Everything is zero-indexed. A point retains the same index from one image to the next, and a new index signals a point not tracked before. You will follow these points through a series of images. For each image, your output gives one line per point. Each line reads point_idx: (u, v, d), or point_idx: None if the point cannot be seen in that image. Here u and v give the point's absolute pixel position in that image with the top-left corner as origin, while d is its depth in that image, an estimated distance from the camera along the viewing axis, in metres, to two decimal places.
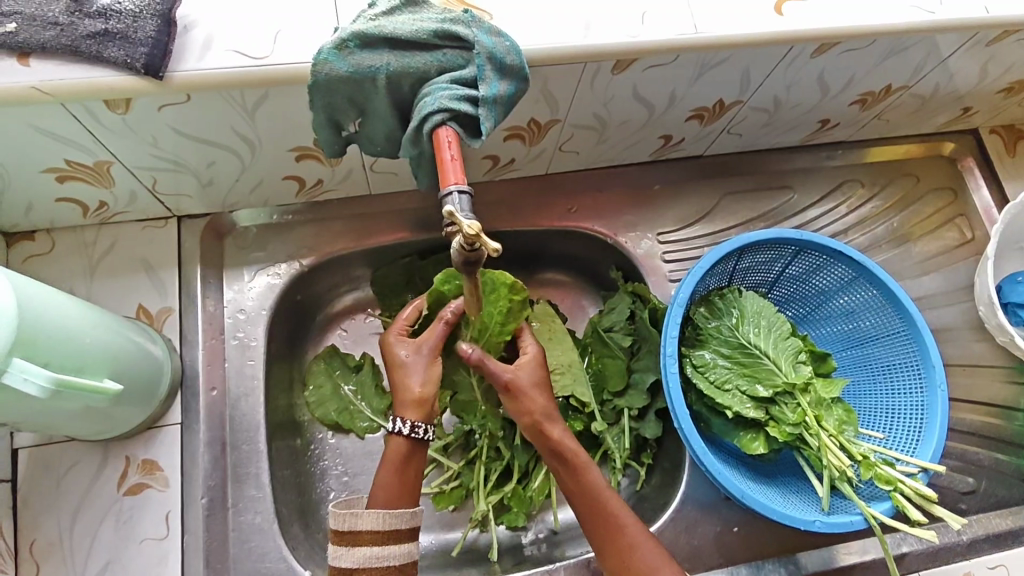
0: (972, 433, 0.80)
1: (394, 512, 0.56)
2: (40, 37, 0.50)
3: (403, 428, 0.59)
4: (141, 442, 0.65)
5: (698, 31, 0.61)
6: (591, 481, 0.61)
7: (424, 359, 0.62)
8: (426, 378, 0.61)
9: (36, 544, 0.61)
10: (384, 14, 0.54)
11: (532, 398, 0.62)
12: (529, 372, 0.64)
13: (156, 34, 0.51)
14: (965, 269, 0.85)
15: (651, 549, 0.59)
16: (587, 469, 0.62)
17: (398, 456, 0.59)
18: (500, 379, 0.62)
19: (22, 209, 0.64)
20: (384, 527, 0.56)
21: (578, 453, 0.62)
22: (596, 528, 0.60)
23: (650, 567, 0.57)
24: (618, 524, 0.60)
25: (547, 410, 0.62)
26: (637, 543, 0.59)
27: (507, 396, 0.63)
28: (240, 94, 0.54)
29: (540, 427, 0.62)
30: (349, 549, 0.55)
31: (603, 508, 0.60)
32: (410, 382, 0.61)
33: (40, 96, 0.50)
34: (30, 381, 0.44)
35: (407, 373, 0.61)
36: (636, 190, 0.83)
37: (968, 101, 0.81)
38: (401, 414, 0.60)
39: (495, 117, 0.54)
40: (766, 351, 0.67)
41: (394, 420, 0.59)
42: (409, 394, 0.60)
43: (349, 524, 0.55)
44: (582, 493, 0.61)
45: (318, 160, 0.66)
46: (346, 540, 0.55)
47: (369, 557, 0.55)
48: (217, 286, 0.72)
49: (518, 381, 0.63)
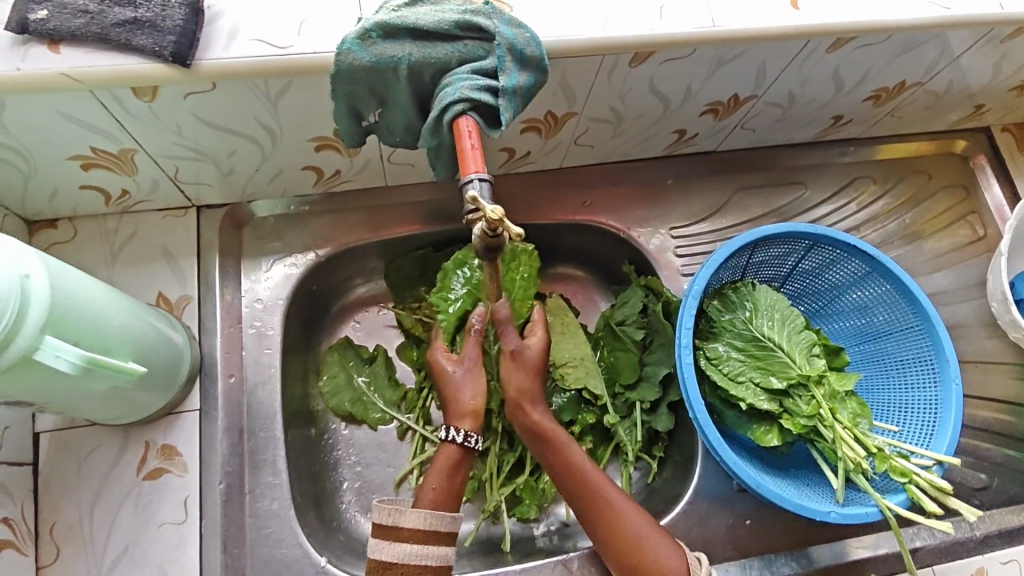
0: (984, 429, 0.80)
1: (437, 514, 0.57)
2: (70, 25, 0.51)
3: (457, 436, 0.61)
4: (161, 427, 0.65)
5: (715, 25, 0.61)
6: (571, 458, 0.62)
7: (471, 372, 0.64)
8: (477, 390, 0.63)
9: (56, 527, 0.62)
10: (406, 5, 0.55)
11: (526, 377, 0.64)
12: (535, 351, 0.66)
13: (184, 23, 0.53)
14: (977, 266, 0.85)
15: (639, 518, 0.61)
16: (566, 446, 0.63)
17: (448, 462, 0.61)
18: (511, 347, 0.65)
19: (47, 196, 0.65)
20: (426, 527, 0.56)
21: (556, 432, 0.63)
22: (579, 503, 0.62)
23: (637, 535, 0.60)
24: (602, 498, 0.61)
25: (533, 390, 0.64)
26: (623, 514, 0.61)
27: (512, 364, 0.64)
28: (264, 83, 0.55)
29: (522, 406, 0.63)
30: (389, 544, 0.56)
31: (586, 483, 0.62)
32: (462, 395, 0.63)
33: (69, 83, 0.51)
34: (62, 358, 0.46)
35: (456, 385, 0.63)
36: (649, 185, 0.83)
37: (980, 98, 0.81)
38: (456, 423, 0.62)
39: (515, 108, 0.54)
40: (780, 344, 0.68)
41: (450, 428, 0.61)
42: (462, 404, 0.62)
43: (393, 520, 0.56)
44: (564, 469, 0.62)
45: (336, 150, 0.67)
46: (388, 535, 0.56)
47: (410, 554, 0.55)
48: (235, 275, 0.72)
49: (523, 355, 0.64)
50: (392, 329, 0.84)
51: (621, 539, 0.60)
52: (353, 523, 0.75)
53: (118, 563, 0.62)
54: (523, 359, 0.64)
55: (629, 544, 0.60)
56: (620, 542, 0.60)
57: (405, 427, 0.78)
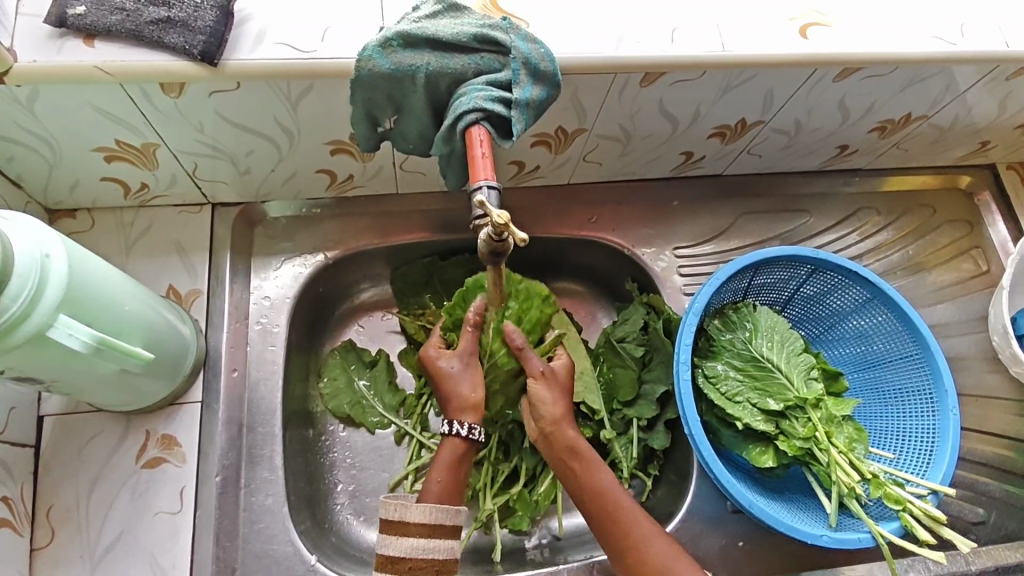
0: (983, 464, 0.79)
1: (442, 508, 0.58)
2: (106, 21, 0.54)
3: (461, 430, 0.62)
4: (162, 417, 0.66)
5: (725, 49, 0.63)
6: (603, 481, 0.62)
7: (468, 367, 0.64)
8: (476, 383, 0.63)
9: (53, 510, 0.63)
10: (427, 17, 0.57)
11: (561, 397, 0.65)
12: (562, 371, 0.67)
13: (215, 23, 0.55)
14: (980, 301, 0.86)
15: (666, 545, 0.60)
16: (597, 470, 0.63)
17: (451, 457, 0.61)
18: (536, 371, 0.65)
19: (68, 185, 0.67)
20: (430, 521, 0.58)
21: (590, 453, 0.64)
22: (606, 528, 0.61)
23: (664, 558, 0.59)
24: (631, 521, 0.61)
25: (568, 410, 0.65)
26: (651, 538, 0.60)
27: (545, 385, 0.65)
28: (287, 85, 0.57)
29: (560, 424, 0.64)
30: (396, 538, 0.57)
31: (616, 505, 0.61)
32: (461, 389, 0.62)
33: (100, 75, 0.53)
34: (74, 336, 0.48)
35: (459, 379, 0.63)
36: (655, 205, 0.85)
37: (985, 135, 0.82)
38: (459, 417, 0.62)
39: (527, 120, 0.55)
40: (779, 365, 0.68)
41: (455, 423, 0.61)
42: (462, 399, 0.62)
43: (399, 514, 0.57)
44: (595, 492, 0.62)
45: (351, 154, 0.69)
46: (395, 530, 0.57)
47: (415, 547, 0.57)
48: (244, 274, 0.74)
49: (555, 374, 0.66)
50: (394, 335, 0.85)
51: (648, 564, 0.59)
52: (346, 525, 0.75)
53: (111, 550, 0.62)
54: (556, 379, 0.66)
55: (657, 570, 0.58)
56: (648, 566, 0.59)
57: (403, 432, 0.79)
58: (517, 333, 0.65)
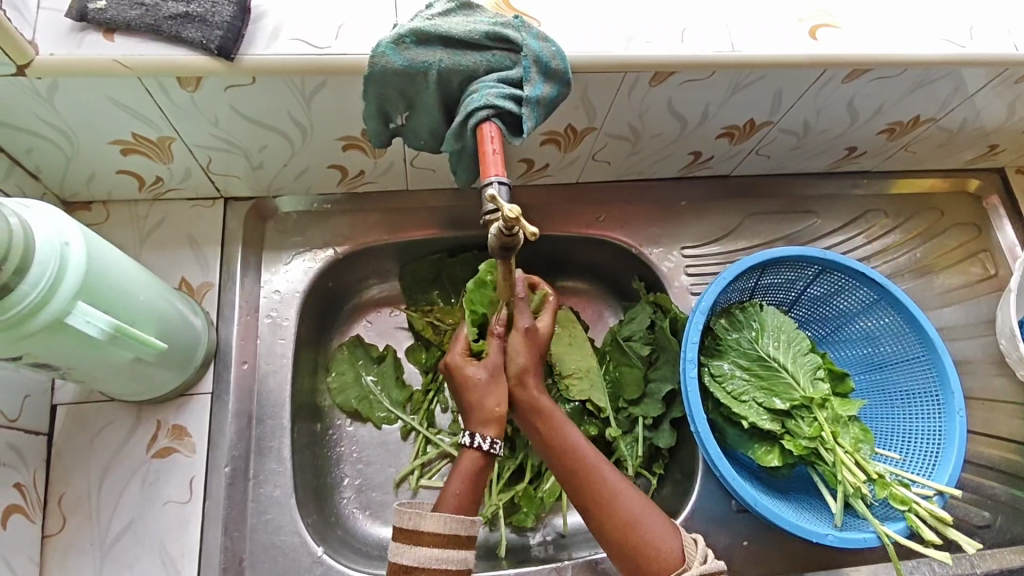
0: (989, 467, 0.79)
1: (457, 518, 0.58)
2: (127, 15, 0.55)
3: (482, 444, 0.60)
4: (173, 408, 0.67)
5: (734, 49, 0.64)
6: (569, 437, 0.61)
7: (495, 377, 0.62)
8: (501, 397, 0.61)
9: (64, 498, 0.64)
10: (440, 15, 0.58)
11: (534, 355, 0.63)
12: (543, 332, 0.64)
13: (231, 19, 0.56)
14: (987, 304, 0.85)
15: (633, 498, 0.59)
16: (562, 426, 0.62)
17: (470, 468, 0.60)
18: (522, 325, 0.63)
19: (84, 178, 0.68)
20: (445, 531, 0.57)
21: (554, 411, 0.62)
22: (573, 483, 0.60)
23: (631, 513, 0.58)
24: (600, 477, 0.60)
25: (536, 367, 0.63)
26: (619, 493, 0.59)
27: (524, 340, 0.62)
28: (301, 80, 0.58)
29: (523, 381, 0.62)
30: (411, 547, 0.57)
31: (582, 461, 0.60)
32: (487, 401, 0.61)
33: (119, 69, 0.54)
34: (92, 324, 0.49)
35: (486, 390, 0.61)
36: (663, 205, 0.85)
37: (994, 138, 0.82)
38: (479, 430, 0.60)
39: (537, 117, 0.56)
40: (785, 365, 0.69)
41: (477, 437, 0.60)
42: (487, 411, 0.61)
43: (413, 524, 0.57)
44: (562, 450, 0.61)
45: (362, 150, 0.69)
46: (409, 538, 0.57)
47: (429, 557, 0.56)
48: (255, 269, 0.75)
49: (532, 333, 0.63)
50: (402, 331, 0.85)
51: (616, 519, 0.58)
52: (353, 519, 0.75)
53: (121, 538, 0.63)
54: (533, 336, 0.63)
55: (624, 524, 0.58)
56: (616, 520, 0.58)
57: (409, 428, 0.79)
58: (521, 278, 0.64)
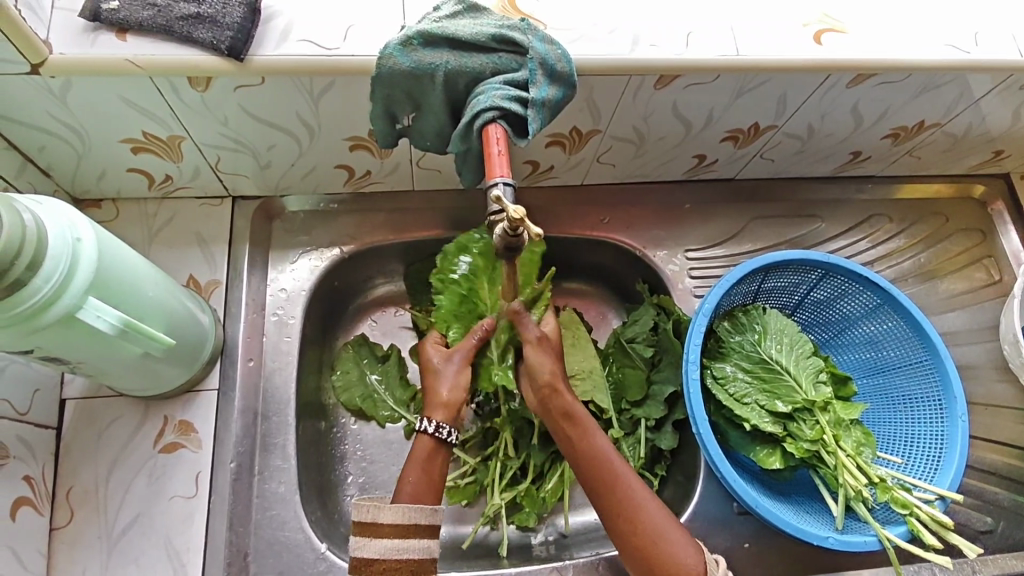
0: (992, 473, 0.79)
1: (416, 507, 0.56)
2: (139, 16, 0.56)
3: (429, 427, 0.60)
4: (180, 404, 0.68)
5: (739, 53, 0.64)
6: (598, 445, 0.60)
7: (455, 368, 0.64)
8: (455, 383, 0.63)
9: (72, 490, 0.64)
10: (447, 17, 0.58)
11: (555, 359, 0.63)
12: (554, 335, 0.65)
13: (242, 20, 0.57)
14: (991, 310, 0.85)
15: (657, 510, 0.58)
16: (591, 432, 0.60)
17: (421, 453, 0.60)
18: (532, 335, 0.64)
19: (94, 175, 0.69)
20: (404, 520, 0.55)
21: (585, 418, 0.61)
22: (598, 493, 0.59)
23: (656, 525, 0.57)
24: (626, 488, 0.58)
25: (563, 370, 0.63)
26: (643, 504, 0.58)
27: (537, 348, 0.63)
28: (309, 81, 0.59)
29: (558, 388, 0.62)
30: (371, 540, 0.55)
31: (608, 470, 0.59)
32: (439, 388, 0.63)
33: (132, 68, 0.55)
34: (102, 319, 0.49)
35: (435, 380, 0.64)
36: (668, 207, 0.85)
37: (1000, 144, 0.82)
38: (431, 414, 0.61)
39: (543, 119, 0.56)
40: (787, 368, 0.69)
41: (423, 418, 0.60)
42: (438, 398, 0.62)
43: (370, 515, 0.55)
44: (589, 458, 0.60)
45: (368, 150, 0.70)
46: (367, 530, 0.55)
47: (388, 549, 0.55)
48: (262, 267, 0.75)
49: (546, 339, 0.64)
50: (406, 331, 0.86)
51: (641, 530, 0.57)
52: None
53: (127, 532, 0.64)
54: (547, 340, 0.64)
55: (649, 537, 0.57)
56: (640, 531, 0.57)
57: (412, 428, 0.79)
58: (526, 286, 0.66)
